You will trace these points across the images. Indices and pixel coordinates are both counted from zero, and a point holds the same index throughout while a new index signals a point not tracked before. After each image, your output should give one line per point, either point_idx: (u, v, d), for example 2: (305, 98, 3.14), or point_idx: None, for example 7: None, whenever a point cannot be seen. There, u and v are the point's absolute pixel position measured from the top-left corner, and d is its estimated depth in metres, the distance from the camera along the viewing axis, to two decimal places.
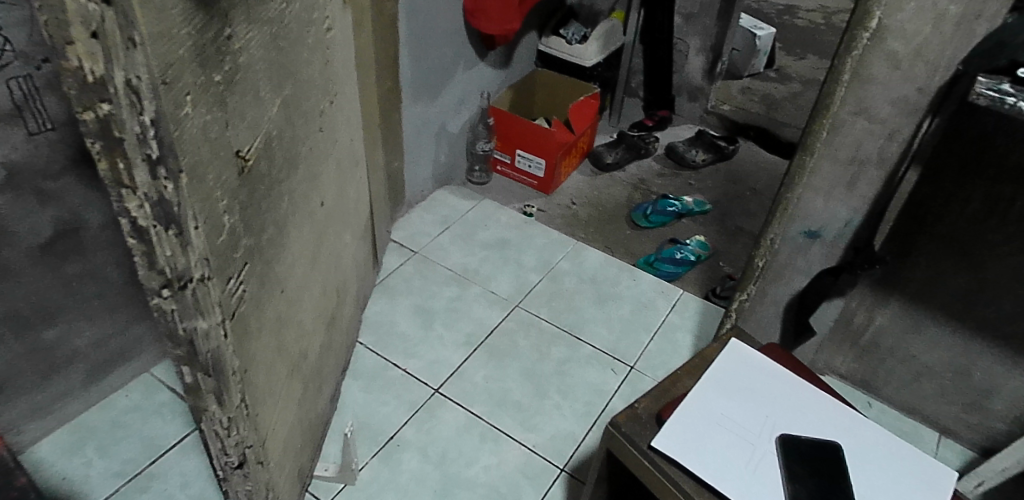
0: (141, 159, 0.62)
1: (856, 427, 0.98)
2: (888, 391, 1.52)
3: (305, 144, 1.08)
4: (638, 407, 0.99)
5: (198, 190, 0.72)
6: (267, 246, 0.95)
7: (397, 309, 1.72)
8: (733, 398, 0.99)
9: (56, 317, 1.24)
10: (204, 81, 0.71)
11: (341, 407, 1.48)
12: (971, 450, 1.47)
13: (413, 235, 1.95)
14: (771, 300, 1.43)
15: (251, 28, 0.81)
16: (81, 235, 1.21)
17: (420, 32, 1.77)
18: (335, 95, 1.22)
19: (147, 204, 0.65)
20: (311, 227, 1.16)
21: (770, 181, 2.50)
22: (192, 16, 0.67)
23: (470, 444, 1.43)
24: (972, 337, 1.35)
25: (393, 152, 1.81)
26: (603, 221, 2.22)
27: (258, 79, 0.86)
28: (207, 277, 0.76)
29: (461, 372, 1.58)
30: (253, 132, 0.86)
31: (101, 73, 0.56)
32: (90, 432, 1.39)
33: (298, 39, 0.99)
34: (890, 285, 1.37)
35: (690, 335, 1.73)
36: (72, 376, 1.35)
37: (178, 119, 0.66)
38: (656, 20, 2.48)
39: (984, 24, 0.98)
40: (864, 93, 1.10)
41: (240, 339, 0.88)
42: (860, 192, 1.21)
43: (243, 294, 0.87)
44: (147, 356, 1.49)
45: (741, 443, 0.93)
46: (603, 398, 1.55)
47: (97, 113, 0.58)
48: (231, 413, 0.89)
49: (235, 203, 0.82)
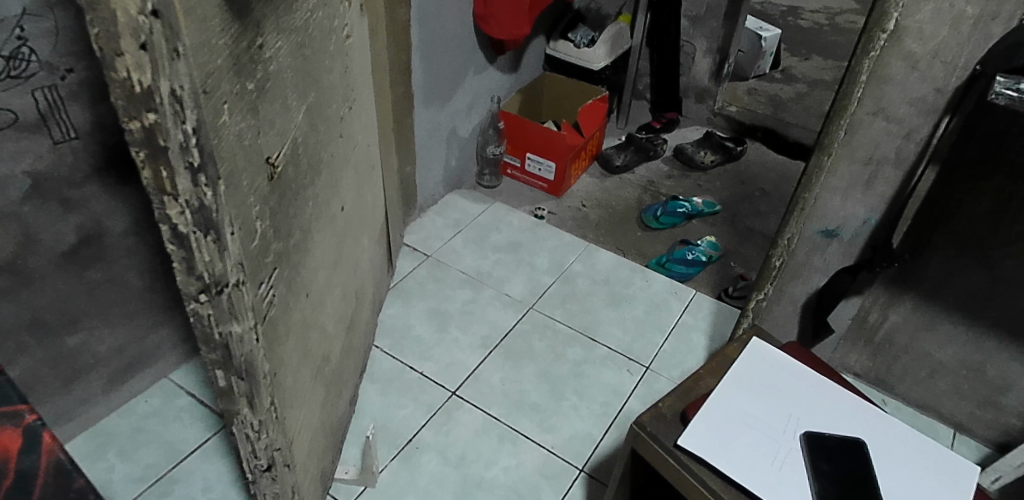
0: (184, 167, 0.63)
1: (878, 424, 0.99)
2: (903, 389, 1.53)
3: (327, 151, 1.09)
4: (662, 407, 1.00)
5: (234, 196, 0.73)
6: (294, 251, 0.97)
7: (413, 312, 1.73)
8: (757, 396, 1.00)
9: (78, 324, 1.26)
10: (239, 89, 0.72)
11: (360, 411, 1.49)
12: (986, 445, 1.48)
13: (426, 239, 1.96)
14: (787, 299, 1.44)
15: (280, 37, 0.83)
16: (103, 242, 1.22)
17: (431, 37, 1.78)
18: (354, 102, 1.24)
19: (188, 211, 0.66)
20: (333, 231, 1.17)
21: (778, 181, 2.51)
22: (229, 27, 0.68)
23: (488, 445, 1.45)
24: (987, 334, 1.35)
25: (407, 156, 1.82)
26: (613, 223, 2.23)
27: (286, 87, 0.87)
28: (241, 282, 0.77)
29: (478, 374, 1.59)
30: (282, 139, 0.87)
31: (148, 83, 0.56)
32: (112, 437, 1.40)
33: (320, 46, 1.01)
34: (905, 283, 1.38)
35: (704, 335, 1.74)
36: (94, 382, 1.36)
37: (217, 127, 0.68)
38: (662, 22, 2.50)
39: (1000, 25, 1.00)
40: (882, 93, 1.12)
41: (269, 342, 0.89)
42: (877, 191, 1.22)
43: (273, 298, 0.89)
44: (166, 361, 1.50)
45: (766, 440, 0.94)
46: (620, 398, 1.56)
47: (142, 123, 0.58)
48: (262, 416, 0.90)
49: (266, 208, 0.84)
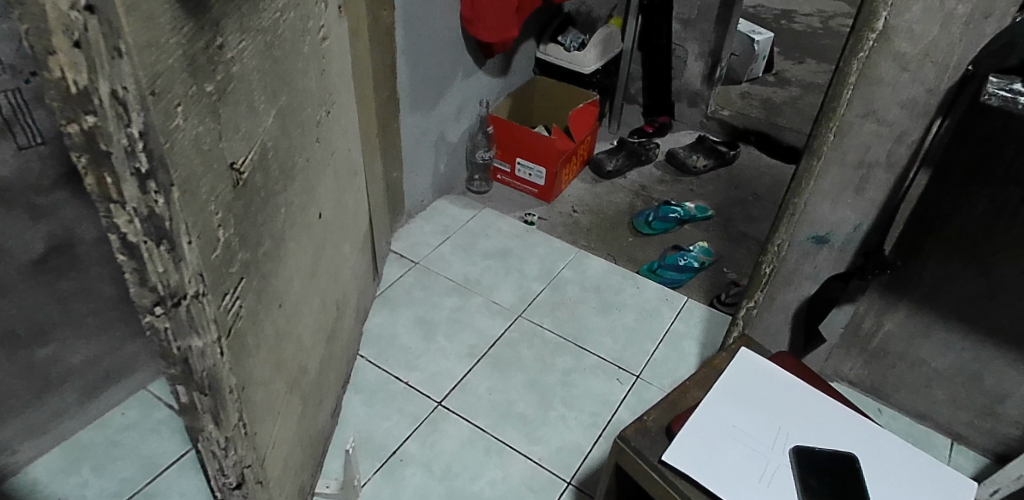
0: (130, 173, 0.59)
1: (872, 437, 0.95)
2: (899, 397, 1.50)
3: (301, 156, 1.06)
4: (647, 420, 0.97)
5: (190, 204, 0.70)
6: (264, 260, 0.93)
7: (399, 320, 1.69)
8: (745, 409, 0.96)
9: (50, 335, 1.21)
10: (195, 91, 0.69)
11: (342, 423, 1.45)
12: (985, 456, 1.45)
13: (413, 246, 1.92)
14: (779, 307, 1.42)
15: (244, 38, 0.79)
16: (75, 251, 1.18)
17: (418, 40, 1.75)
18: (332, 106, 1.20)
19: (137, 219, 0.62)
20: (310, 239, 1.13)
21: (772, 185, 2.48)
22: (181, 25, 0.65)
23: (474, 458, 1.41)
24: (985, 341, 1.32)
25: (393, 163, 1.79)
26: (605, 229, 2.19)
27: (252, 89, 0.84)
28: (202, 294, 0.74)
29: (464, 384, 1.55)
30: (248, 144, 0.84)
31: (85, 84, 0.53)
32: (86, 451, 1.36)
33: (293, 47, 0.97)
34: (899, 290, 1.34)
35: (696, 343, 1.71)
36: (67, 394, 1.32)
37: (169, 131, 0.64)
38: (654, 25, 2.46)
39: (993, 23, 0.97)
40: (872, 95, 1.09)
41: (236, 356, 0.85)
42: (868, 196, 1.20)
43: (239, 309, 0.85)
44: (143, 372, 1.46)
45: (754, 455, 0.91)
46: (610, 409, 1.53)
47: (81, 126, 0.55)
48: (228, 432, 0.86)
49: (229, 216, 0.80)
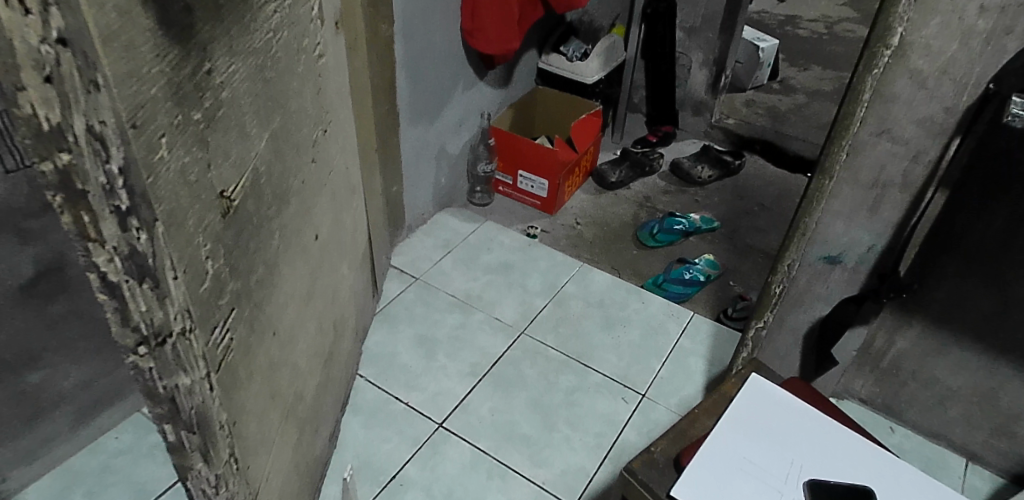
0: (110, 211, 0.56)
1: (888, 469, 0.93)
2: (911, 416, 1.46)
3: (297, 179, 1.02)
4: (654, 451, 0.96)
5: (176, 237, 0.67)
6: (257, 288, 0.90)
7: (400, 338, 1.66)
8: (757, 440, 0.95)
9: (40, 361, 1.18)
10: (181, 120, 0.66)
11: (341, 446, 1.42)
12: (1001, 477, 1.41)
13: (414, 260, 1.89)
14: (789, 327, 1.39)
15: (234, 61, 0.76)
16: (66, 275, 1.15)
17: (417, 52, 1.72)
18: (329, 124, 1.17)
19: (118, 258, 0.58)
20: (305, 262, 1.10)
21: (778, 195, 2.45)
22: (166, 52, 0.63)
23: (476, 482, 1.37)
24: (1003, 362, 1.27)
25: (393, 177, 1.76)
26: (609, 241, 2.16)
27: (243, 113, 0.80)
28: (188, 330, 0.70)
29: (466, 404, 1.52)
30: (239, 171, 0.81)
31: (58, 120, 0.50)
32: (79, 477, 1.32)
33: (287, 68, 0.94)
34: (913, 308, 1.30)
35: (703, 361, 1.67)
36: (59, 419, 1.28)
37: (152, 165, 0.62)
38: (658, 34, 2.43)
39: (1015, 39, 0.94)
40: (887, 112, 1.07)
41: (227, 391, 0.82)
42: (882, 216, 1.17)
43: (230, 342, 0.82)
44: (137, 395, 1.42)
45: (766, 490, 0.89)
46: (615, 429, 1.49)
47: (56, 164, 0.51)
48: (220, 468, 0.81)
49: (219, 247, 0.77)
